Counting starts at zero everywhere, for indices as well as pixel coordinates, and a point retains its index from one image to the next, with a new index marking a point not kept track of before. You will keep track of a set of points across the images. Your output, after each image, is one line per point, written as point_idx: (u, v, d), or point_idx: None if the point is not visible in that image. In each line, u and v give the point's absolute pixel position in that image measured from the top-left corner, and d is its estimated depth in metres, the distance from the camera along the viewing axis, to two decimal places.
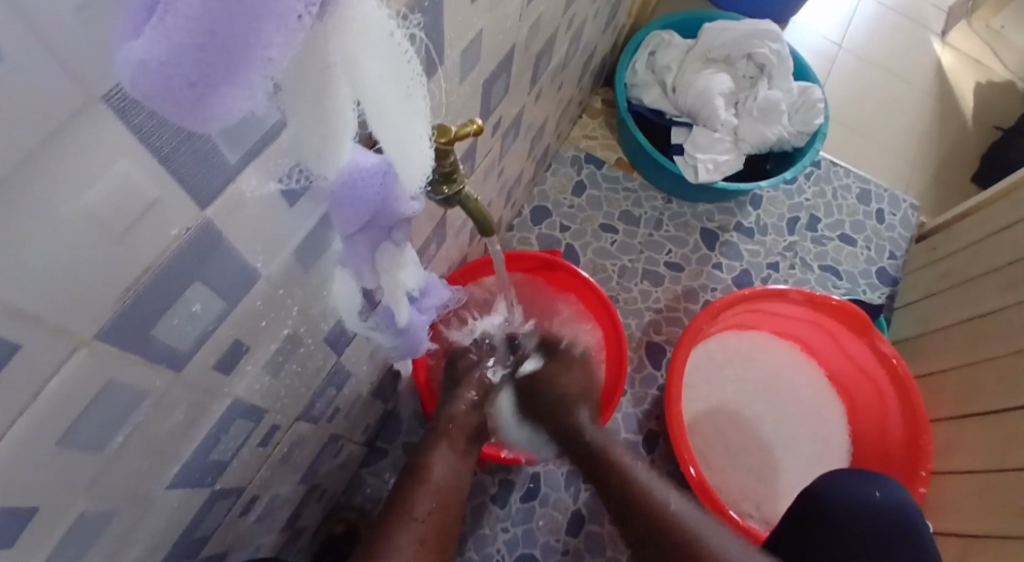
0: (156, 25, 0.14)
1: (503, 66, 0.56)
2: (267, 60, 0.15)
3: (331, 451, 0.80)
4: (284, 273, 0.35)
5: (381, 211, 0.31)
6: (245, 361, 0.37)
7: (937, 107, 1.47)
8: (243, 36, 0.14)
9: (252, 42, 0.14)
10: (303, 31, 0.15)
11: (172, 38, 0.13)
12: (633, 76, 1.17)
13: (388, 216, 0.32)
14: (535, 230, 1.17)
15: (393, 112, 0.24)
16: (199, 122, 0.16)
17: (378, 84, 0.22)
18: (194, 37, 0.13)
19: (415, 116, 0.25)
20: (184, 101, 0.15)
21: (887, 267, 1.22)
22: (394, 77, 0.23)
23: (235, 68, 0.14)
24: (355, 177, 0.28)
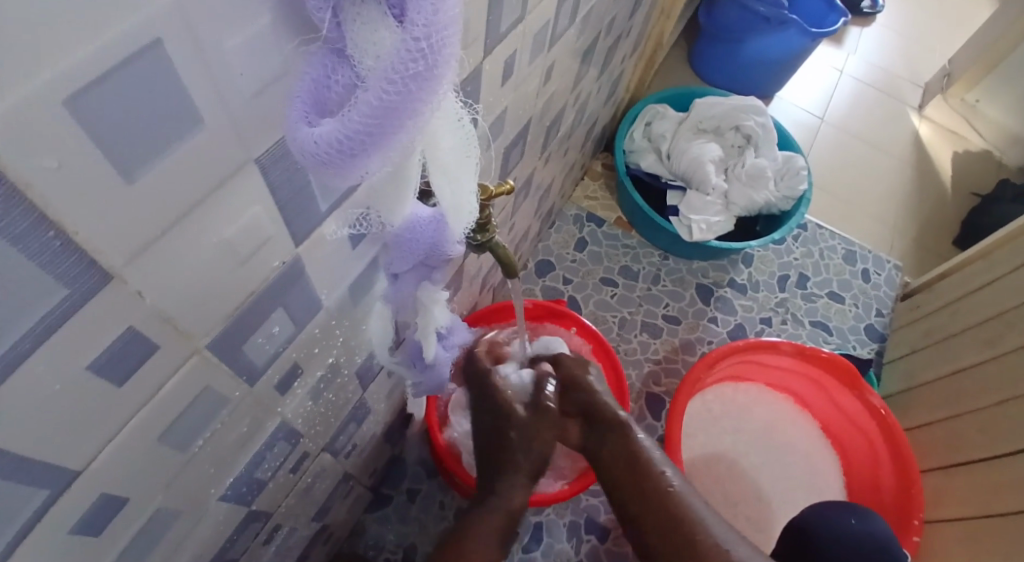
0: (340, 118, 0.20)
1: (521, 135, 0.64)
2: (401, 140, 0.22)
3: (343, 492, 0.82)
4: (338, 306, 0.41)
5: (430, 253, 0.37)
6: (297, 384, 0.43)
7: (916, 175, 1.58)
8: (395, 127, 0.21)
9: (398, 130, 0.21)
10: (426, 121, 0.22)
11: (352, 126, 0.20)
12: (631, 143, 1.27)
13: (435, 258, 0.38)
14: (539, 282, 1.23)
15: (454, 174, 0.31)
16: (343, 177, 0.22)
17: (444, 152, 0.29)
18: (367, 126, 0.20)
19: (468, 176, 0.32)
20: (343, 164, 0.21)
21: (874, 324, 1.28)
22: (459, 146, 0.29)
23: (383, 145, 0.21)
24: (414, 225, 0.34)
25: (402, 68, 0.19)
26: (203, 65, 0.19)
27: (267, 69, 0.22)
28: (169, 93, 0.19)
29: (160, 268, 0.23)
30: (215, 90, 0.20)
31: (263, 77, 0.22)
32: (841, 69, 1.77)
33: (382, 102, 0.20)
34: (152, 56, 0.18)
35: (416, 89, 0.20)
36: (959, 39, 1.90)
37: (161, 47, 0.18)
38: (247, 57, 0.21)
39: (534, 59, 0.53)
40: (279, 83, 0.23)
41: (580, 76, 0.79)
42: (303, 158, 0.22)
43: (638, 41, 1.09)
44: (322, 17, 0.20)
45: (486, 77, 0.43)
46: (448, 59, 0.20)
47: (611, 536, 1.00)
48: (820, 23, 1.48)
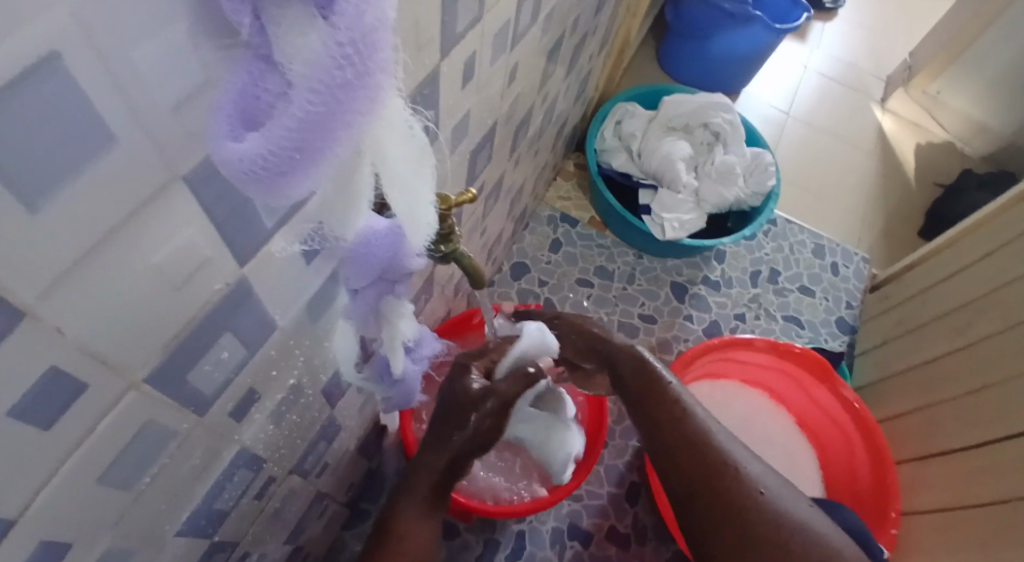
0: (262, 132, 0.19)
1: (487, 138, 0.62)
2: (334, 153, 0.20)
3: (317, 510, 0.80)
4: (295, 325, 0.39)
5: (390, 266, 0.35)
6: (255, 409, 0.40)
7: (881, 167, 1.61)
8: (324, 141, 0.19)
9: (328, 144, 0.19)
10: (362, 131, 0.20)
11: (275, 142, 0.18)
12: (602, 142, 1.26)
13: (396, 270, 0.36)
14: (514, 285, 1.21)
15: (410, 184, 0.29)
16: (274, 195, 0.21)
17: (394, 162, 0.27)
18: (291, 141, 0.18)
19: (425, 188, 0.30)
20: (271, 182, 0.20)
21: (845, 317, 1.29)
22: (411, 156, 0.28)
23: (313, 160, 0.19)
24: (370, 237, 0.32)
25: (327, 77, 0.18)
26: (111, 77, 0.17)
27: (188, 79, 0.20)
28: (72, 109, 0.17)
29: (80, 302, 0.21)
30: (128, 103, 0.18)
31: (184, 88, 0.20)
32: (806, 65, 1.79)
33: (306, 115, 0.18)
34: (49, 71, 0.16)
35: (343, 99, 0.18)
36: (919, 32, 1.94)
37: (61, 61, 0.16)
38: (165, 67, 0.19)
39: (496, 59, 0.51)
40: (202, 93, 0.21)
41: (547, 76, 0.78)
42: (229, 174, 0.20)
43: (605, 41, 1.08)
44: (242, 20, 0.18)
45: (444, 81, 0.42)
46: (378, 64, 0.18)
47: (594, 540, 1.00)
48: (785, 18, 1.49)
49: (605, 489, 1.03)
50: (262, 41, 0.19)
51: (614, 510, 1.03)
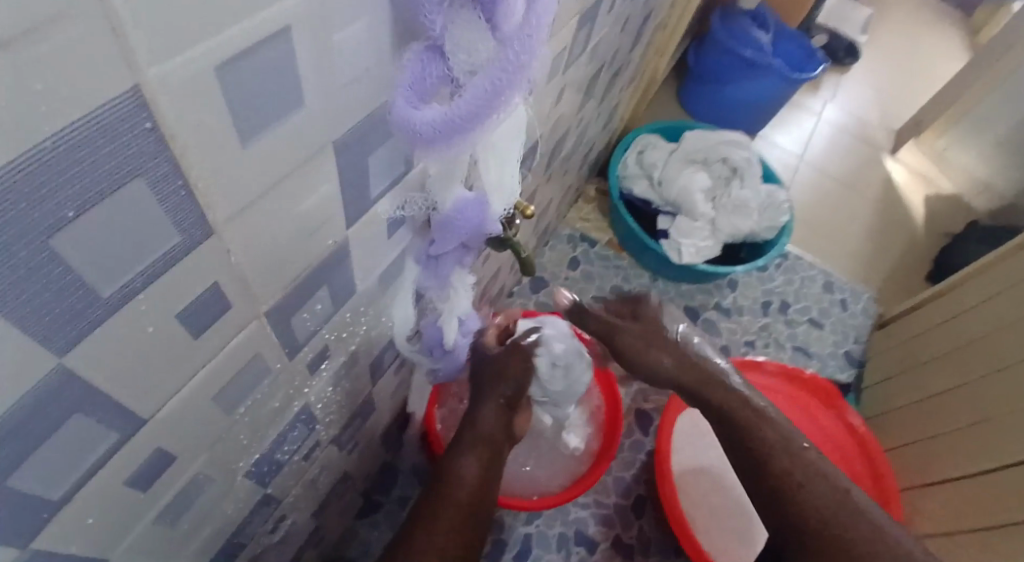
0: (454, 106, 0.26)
1: (530, 151, 0.68)
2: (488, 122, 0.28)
3: (340, 492, 0.83)
4: (368, 293, 0.44)
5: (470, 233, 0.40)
6: (325, 366, 0.45)
7: (888, 214, 1.67)
8: (494, 111, 0.27)
9: (493, 114, 0.28)
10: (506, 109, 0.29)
11: (466, 110, 0.26)
12: (625, 169, 1.32)
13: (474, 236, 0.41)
14: (533, 298, 1.26)
15: (499, 155, 0.36)
16: (442, 149, 0.29)
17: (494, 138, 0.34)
18: (478, 109, 0.26)
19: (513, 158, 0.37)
20: (449, 138, 0.28)
21: (852, 350, 1.33)
22: (510, 135, 0.35)
23: (481, 123, 0.28)
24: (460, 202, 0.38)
25: (509, 65, 0.26)
26: (319, 53, 0.23)
27: (358, 62, 0.26)
28: (283, 74, 0.22)
29: (246, 231, 0.26)
30: (318, 76, 0.24)
31: (358, 67, 0.26)
32: (820, 113, 1.87)
33: (491, 94, 0.26)
34: (278, 46, 0.21)
35: (512, 82, 0.26)
36: (930, 90, 2.02)
37: (288, 36, 0.21)
38: (350, 49, 0.25)
39: (550, 80, 0.57)
40: (366, 74, 0.27)
41: (584, 102, 0.84)
42: (410, 135, 0.28)
43: (635, 75, 1.15)
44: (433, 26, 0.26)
45: None
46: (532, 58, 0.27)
47: (599, 548, 1.03)
48: (803, 67, 1.57)
49: (613, 499, 1.06)
50: (440, 38, 0.26)
51: (621, 519, 1.05)
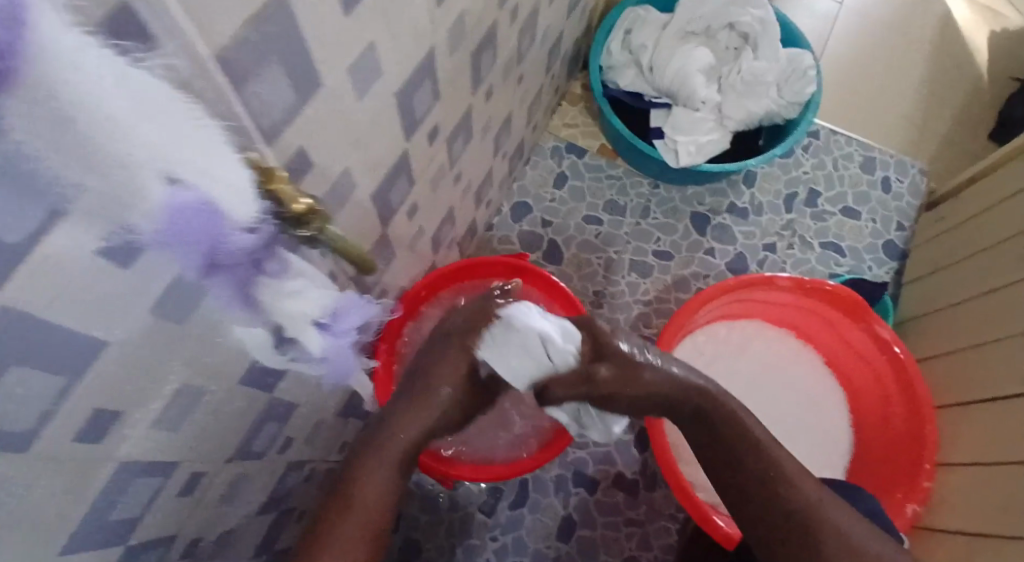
0: None
1: (426, 71, 0.50)
2: None
3: (300, 476, 0.74)
4: (145, 333, 0.33)
5: (227, 250, 0.28)
6: (120, 426, 0.37)
7: (947, 62, 1.38)
8: None
9: None
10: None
11: None
12: (609, 57, 1.09)
13: (236, 250, 0.29)
14: (516, 228, 1.12)
15: (204, 161, 0.24)
16: None
17: (173, 152, 0.22)
18: None
19: (224, 165, 0.26)
20: None
21: (894, 241, 1.15)
22: (156, 100, 0.21)
23: None
24: (182, 223, 0.25)
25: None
26: None
27: None
28: None
29: None
30: None
31: None
32: None
33: None
34: None
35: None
36: None
37: None
38: None
39: None
40: None
41: None
42: None
43: None
44: None
45: (307, 10, 0.31)
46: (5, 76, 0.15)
47: (600, 487, 0.97)
48: None
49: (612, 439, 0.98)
50: None
51: (623, 457, 0.99)
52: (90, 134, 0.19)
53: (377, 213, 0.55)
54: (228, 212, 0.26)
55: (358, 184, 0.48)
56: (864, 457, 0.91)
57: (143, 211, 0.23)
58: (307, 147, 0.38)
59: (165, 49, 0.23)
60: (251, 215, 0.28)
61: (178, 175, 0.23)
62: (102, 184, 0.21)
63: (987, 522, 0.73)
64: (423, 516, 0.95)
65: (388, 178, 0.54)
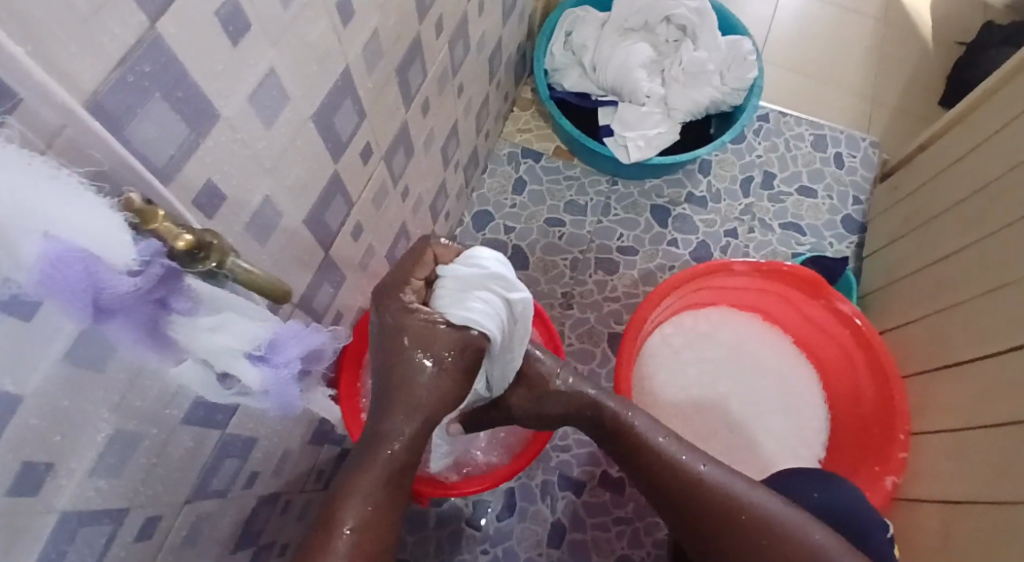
0: None
1: (343, 90, 0.50)
2: None
3: (277, 510, 0.73)
4: (61, 383, 0.32)
5: (107, 288, 0.29)
6: (55, 477, 0.36)
7: (887, 34, 1.40)
8: None
9: None
10: None
11: None
12: (552, 60, 1.10)
13: (119, 290, 0.29)
14: (479, 238, 1.13)
15: (45, 201, 0.25)
16: None
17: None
18: None
19: (72, 202, 0.26)
20: None
21: (852, 214, 1.16)
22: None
23: None
24: (52, 268, 0.26)
25: None
26: None
27: None
28: None
29: None
30: None
31: None
32: None
33: None
34: None
35: None
36: None
37: None
38: None
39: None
40: None
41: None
42: None
43: None
44: None
45: (185, 42, 0.31)
46: None
47: (586, 488, 0.97)
48: None
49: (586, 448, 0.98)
50: None
51: (605, 455, 0.99)
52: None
53: (314, 238, 0.55)
54: (103, 258, 0.28)
55: (284, 210, 0.48)
56: (842, 432, 0.91)
57: (12, 264, 0.24)
58: (216, 180, 0.38)
59: (25, 104, 0.24)
60: (130, 258, 0.29)
61: (47, 231, 0.25)
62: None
63: (965, 489, 0.73)
64: (410, 536, 0.94)
65: (320, 201, 0.54)
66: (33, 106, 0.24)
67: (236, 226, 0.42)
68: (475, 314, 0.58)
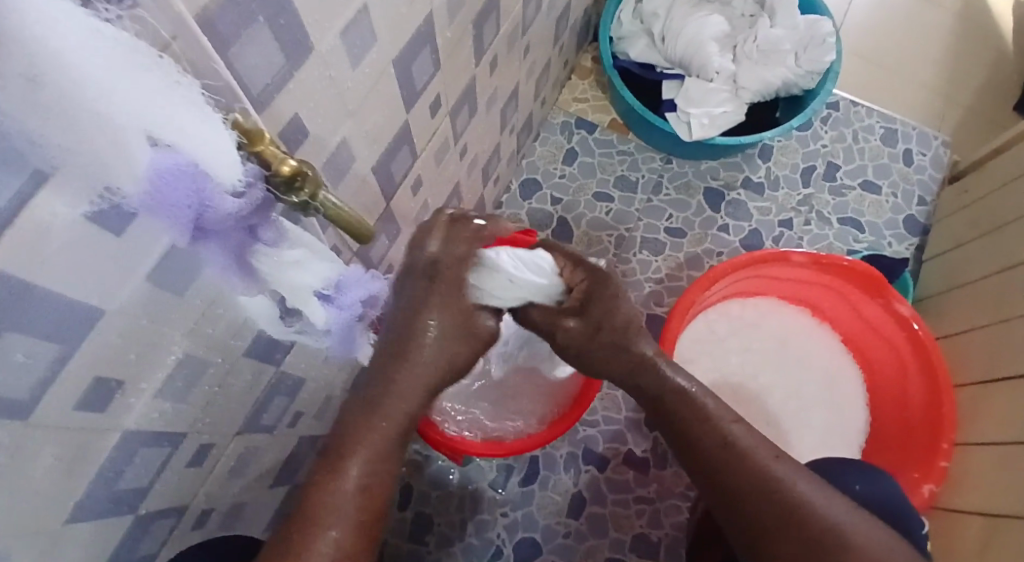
0: None
1: (424, 37, 0.49)
2: None
3: (312, 453, 0.75)
4: (144, 301, 0.33)
5: (203, 210, 0.30)
6: (125, 394, 0.37)
7: (974, 28, 1.32)
8: None
9: None
10: None
11: None
12: (619, 28, 1.07)
13: (214, 214, 0.30)
14: (525, 205, 1.11)
15: (156, 103, 0.24)
16: None
17: (122, 95, 0.23)
18: None
19: (180, 110, 0.26)
20: None
21: (915, 215, 1.12)
22: (118, 59, 0.22)
23: None
24: (161, 181, 0.27)
25: None
26: None
27: None
28: None
29: None
30: None
31: None
32: None
33: None
34: None
35: None
36: None
37: None
38: None
39: None
40: None
41: None
42: None
43: None
44: None
45: None
46: None
47: (610, 465, 0.97)
48: None
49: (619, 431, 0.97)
50: None
51: (632, 434, 0.99)
52: (61, 89, 0.20)
53: (378, 186, 0.55)
54: (213, 176, 0.28)
55: (357, 154, 0.47)
56: (883, 436, 0.89)
57: (126, 172, 0.25)
58: (302, 115, 0.38)
59: (138, 7, 0.22)
60: (236, 179, 0.30)
61: (153, 136, 0.25)
62: (82, 143, 0.22)
63: (1008, 504, 0.71)
64: (434, 492, 0.96)
65: (388, 149, 0.53)
66: (147, 9, 0.23)
67: (313, 165, 0.42)
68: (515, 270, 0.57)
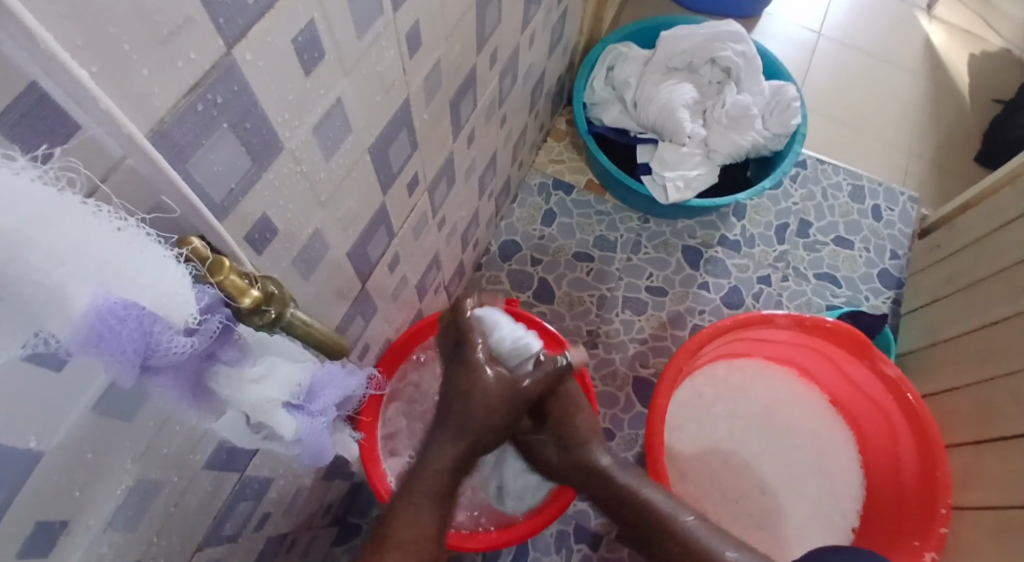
0: None
1: (402, 120, 0.47)
2: None
3: (282, 549, 0.69)
4: (90, 433, 0.30)
5: (155, 349, 0.25)
6: (70, 534, 0.32)
7: (926, 86, 1.39)
8: None
9: None
10: None
11: None
12: (592, 94, 1.09)
13: (166, 353, 0.26)
14: (505, 267, 1.10)
15: (102, 252, 0.22)
16: None
17: (59, 242, 0.20)
18: None
19: (132, 259, 0.23)
20: None
21: (889, 269, 1.13)
22: (36, 202, 0.19)
23: None
24: (102, 324, 0.22)
25: None
26: None
27: None
28: None
29: None
30: None
31: None
32: None
33: None
34: None
35: None
36: None
37: None
38: None
39: (376, 20, 0.36)
40: None
41: (499, 24, 0.62)
42: None
43: None
44: None
45: (259, 70, 0.28)
46: None
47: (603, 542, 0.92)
48: None
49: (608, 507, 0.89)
50: None
51: None
52: None
53: (355, 268, 0.53)
54: (163, 316, 0.25)
55: (331, 243, 0.45)
56: (878, 500, 0.87)
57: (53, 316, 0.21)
58: (271, 214, 0.35)
59: (84, 135, 0.22)
60: (192, 315, 0.26)
61: (92, 276, 0.22)
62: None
63: None
64: None
65: (364, 234, 0.51)
66: (92, 140, 0.22)
67: (284, 260, 0.40)
68: (287, 383, 0.35)
